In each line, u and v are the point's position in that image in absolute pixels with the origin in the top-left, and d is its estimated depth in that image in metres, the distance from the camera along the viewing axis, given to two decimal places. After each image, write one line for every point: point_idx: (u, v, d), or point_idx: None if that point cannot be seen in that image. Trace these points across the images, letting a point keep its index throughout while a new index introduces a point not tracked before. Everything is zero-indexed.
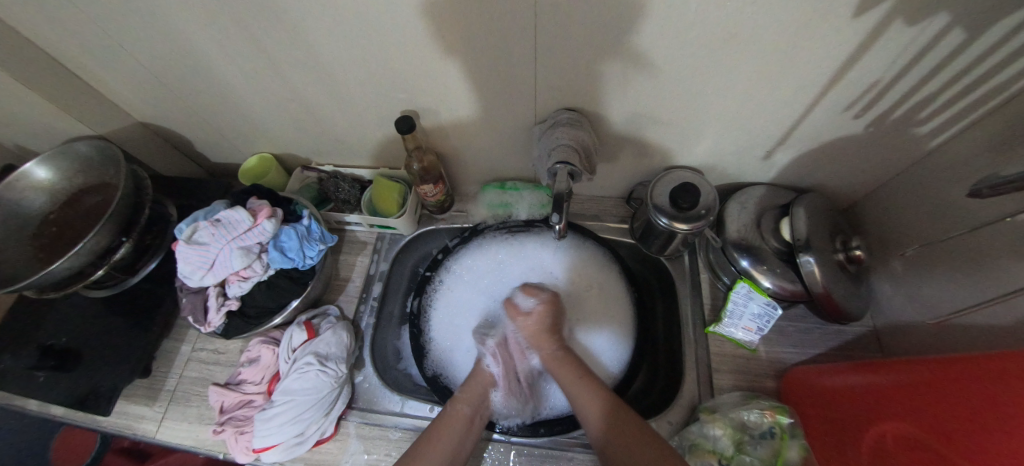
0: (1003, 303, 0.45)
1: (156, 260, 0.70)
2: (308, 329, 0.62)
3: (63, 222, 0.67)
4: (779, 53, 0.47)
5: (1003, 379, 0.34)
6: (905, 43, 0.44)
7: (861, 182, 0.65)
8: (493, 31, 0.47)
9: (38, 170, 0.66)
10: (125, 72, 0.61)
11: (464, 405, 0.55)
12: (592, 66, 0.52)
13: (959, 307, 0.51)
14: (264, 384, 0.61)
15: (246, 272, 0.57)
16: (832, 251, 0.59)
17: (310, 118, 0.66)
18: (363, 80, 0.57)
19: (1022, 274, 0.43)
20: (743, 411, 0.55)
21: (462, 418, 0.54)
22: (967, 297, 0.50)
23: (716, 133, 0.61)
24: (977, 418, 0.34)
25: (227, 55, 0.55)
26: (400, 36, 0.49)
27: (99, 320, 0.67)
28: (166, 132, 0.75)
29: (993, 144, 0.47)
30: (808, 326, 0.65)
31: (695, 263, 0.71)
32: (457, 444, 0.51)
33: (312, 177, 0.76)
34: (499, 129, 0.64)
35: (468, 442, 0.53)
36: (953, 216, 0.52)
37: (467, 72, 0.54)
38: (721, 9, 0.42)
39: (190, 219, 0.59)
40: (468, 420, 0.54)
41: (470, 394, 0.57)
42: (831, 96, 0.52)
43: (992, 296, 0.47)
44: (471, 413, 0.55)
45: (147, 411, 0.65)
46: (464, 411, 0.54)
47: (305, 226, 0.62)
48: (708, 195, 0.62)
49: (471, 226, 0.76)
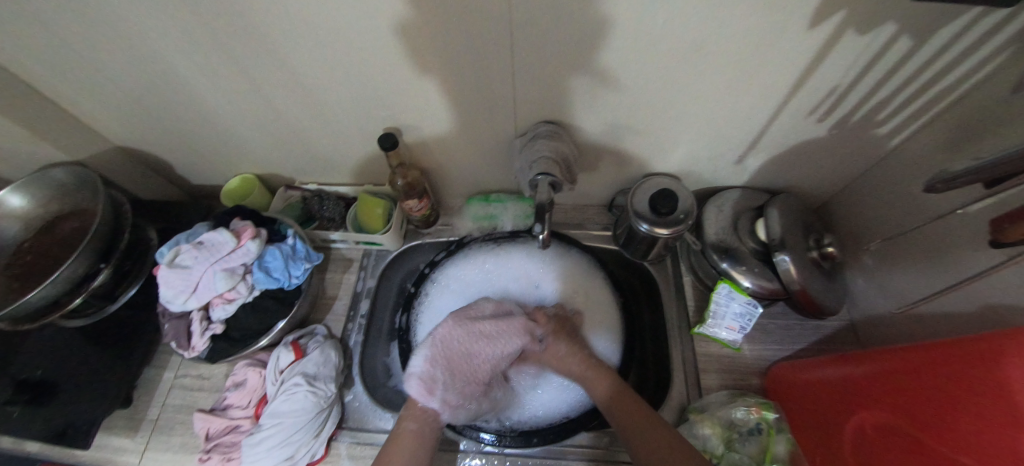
0: (965, 291, 0.48)
1: (135, 286, 0.68)
2: (296, 350, 0.61)
3: (38, 251, 0.66)
4: (743, 63, 0.50)
5: (960, 357, 0.37)
6: (858, 50, 0.47)
7: (829, 182, 0.68)
8: (471, 49, 0.49)
9: (12, 197, 0.65)
10: (103, 97, 0.61)
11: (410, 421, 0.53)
12: (568, 80, 0.53)
13: (926, 297, 0.54)
14: (251, 407, 0.60)
15: (229, 294, 0.56)
16: (806, 250, 0.62)
17: (293, 137, 0.67)
18: (345, 99, 0.58)
19: (980, 263, 0.46)
20: (731, 410, 0.57)
21: (409, 435, 0.52)
22: (933, 287, 0.53)
23: (691, 140, 0.63)
24: (948, 401, 0.36)
25: (208, 78, 0.56)
26: (381, 56, 0.50)
27: (77, 350, 0.65)
28: (146, 156, 0.75)
29: (945, 142, 0.51)
30: (788, 323, 0.67)
31: (677, 267, 0.73)
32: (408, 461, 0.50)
33: (296, 196, 0.76)
34: (481, 143, 0.65)
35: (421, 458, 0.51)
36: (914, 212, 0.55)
37: (448, 89, 0.55)
38: (686, 24, 0.45)
39: (171, 243, 0.58)
40: (416, 435, 0.52)
41: (416, 411, 0.54)
42: (795, 102, 0.55)
43: (955, 285, 0.49)
44: (417, 429, 0.53)
45: (129, 443, 0.63)
46: (410, 429, 0.53)
47: (290, 246, 0.61)
48: (686, 200, 0.64)
49: (457, 239, 0.77)
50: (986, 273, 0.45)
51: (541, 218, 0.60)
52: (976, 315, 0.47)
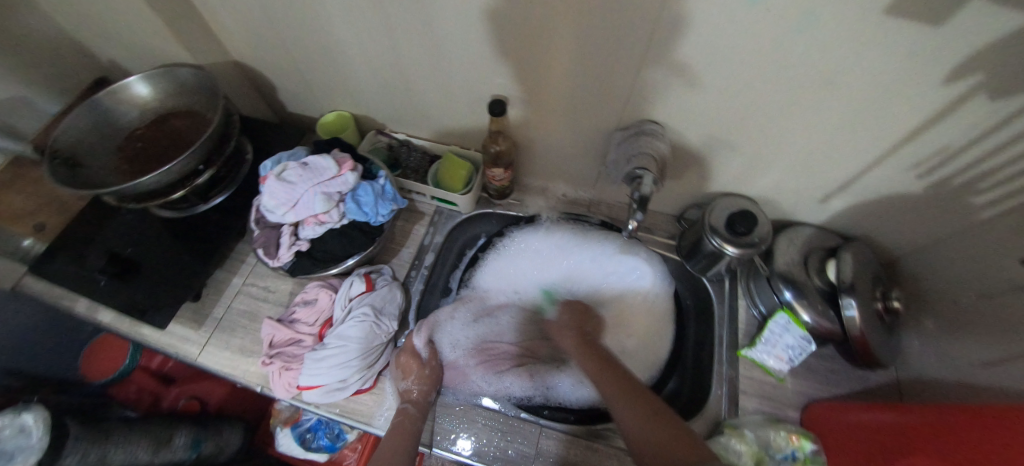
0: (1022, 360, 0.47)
1: (225, 194, 0.73)
2: (367, 282, 0.64)
3: (147, 139, 0.70)
4: (861, 103, 0.51)
5: (1011, 419, 0.40)
6: (982, 115, 0.48)
7: (904, 239, 0.68)
8: (608, 37, 0.52)
9: (138, 86, 0.70)
10: (240, 13, 0.64)
11: (423, 383, 0.61)
12: (687, 83, 0.55)
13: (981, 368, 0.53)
14: (316, 327, 0.63)
15: (323, 217, 0.60)
16: (874, 300, 0.63)
17: (402, 87, 0.70)
18: (468, 59, 0.61)
19: None
20: (769, 432, 0.58)
21: (414, 406, 0.58)
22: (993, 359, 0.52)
23: (782, 170, 0.65)
24: (1001, 446, 0.37)
25: (349, 16, 0.59)
26: (523, 26, 0.53)
27: (161, 239, 0.70)
28: (256, 75, 0.79)
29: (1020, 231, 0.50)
30: (835, 367, 0.68)
31: (734, 290, 0.74)
32: (405, 424, 0.56)
33: (383, 142, 0.80)
34: (580, 131, 0.67)
35: (417, 427, 0.57)
36: (993, 287, 0.53)
37: (571, 68, 0.58)
38: (823, 56, 0.47)
39: (275, 160, 0.62)
40: (421, 407, 0.58)
41: (414, 373, 0.62)
42: (900, 154, 0.56)
43: (1013, 352, 0.49)
44: (408, 405, 0.58)
45: (192, 334, 0.68)
46: (416, 400, 0.59)
47: (380, 185, 0.64)
48: (764, 227, 0.65)
49: (526, 216, 0.79)
50: None
51: (639, 209, 0.62)
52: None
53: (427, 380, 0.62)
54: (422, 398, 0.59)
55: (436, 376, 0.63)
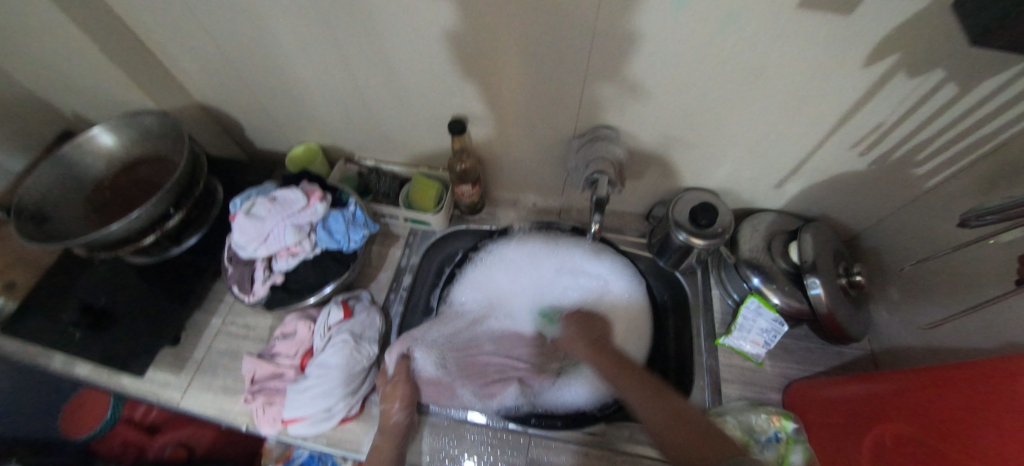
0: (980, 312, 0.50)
1: (198, 235, 0.73)
2: (344, 309, 0.65)
3: (115, 188, 0.71)
4: (794, 91, 0.55)
5: (966, 376, 0.41)
6: (906, 91, 0.51)
7: (858, 215, 0.71)
8: (552, 49, 0.54)
9: (103, 137, 0.70)
10: (201, 57, 0.66)
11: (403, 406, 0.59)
12: (632, 87, 0.58)
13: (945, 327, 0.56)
14: (297, 358, 0.63)
15: (295, 248, 0.61)
16: (836, 276, 0.65)
17: (365, 115, 0.72)
18: (425, 83, 0.63)
19: (994, 288, 0.49)
20: (751, 415, 0.59)
21: (390, 431, 0.57)
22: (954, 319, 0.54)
23: (735, 161, 0.68)
24: (971, 408, 0.38)
25: (306, 51, 0.61)
26: (471, 46, 0.56)
27: (135, 286, 0.69)
28: (222, 116, 0.80)
29: None
30: (810, 346, 0.70)
31: (707, 281, 0.76)
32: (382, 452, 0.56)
33: (352, 170, 0.81)
34: (541, 142, 0.70)
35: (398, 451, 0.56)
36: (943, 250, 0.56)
37: (522, 82, 0.60)
38: (751, 51, 0.50)
39: (245, 196, 0.63)
40: (396, 431, 0.57)
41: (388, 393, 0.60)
42: (840, 135, 0.60)
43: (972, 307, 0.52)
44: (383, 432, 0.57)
45: (173, 379, 0.67)
46: (392, 424, 0.57)
47: (351, 212, 0.65)
48: (725, 216, 0.67)
49: (500, 228, 0.81)
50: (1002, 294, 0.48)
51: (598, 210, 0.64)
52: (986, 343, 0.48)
53: (403, 398, 0.59)
54: (396, 422, 0.58)
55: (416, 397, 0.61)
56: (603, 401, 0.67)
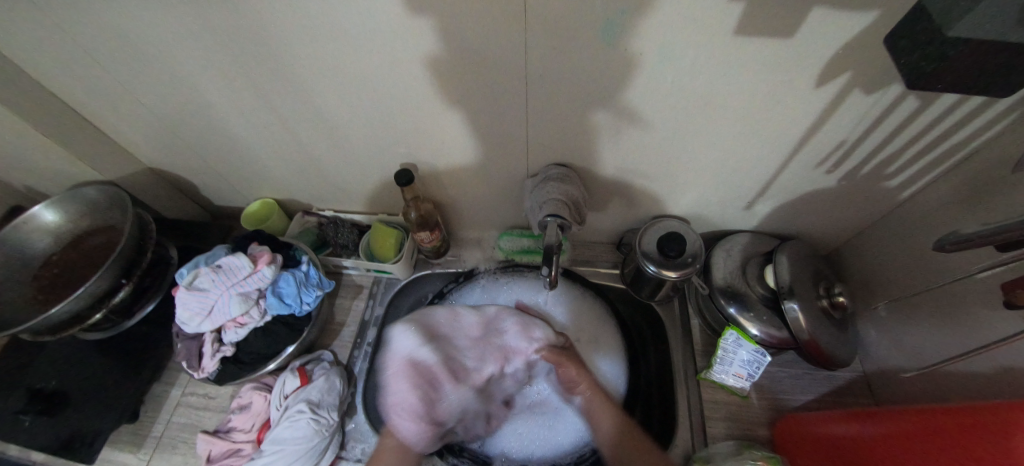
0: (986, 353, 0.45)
1: (153, 302, 0.71)
2: (301, 375, 0.62)
3: (64, 263, 0.69)
4: (748, 116, 0.52)
5: (965, 429, 0.38)
6: (864, 109, 0.48)
7: (835, 229, 0.68)
8: (489, 92, 0.52)
9: (46, 213, 0.69)
10: (142, 123, 0.65)
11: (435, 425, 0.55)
12: (580, 124, 0.56)
13: (940, 355, 0.52)
14: (254, 431, 0.60)
15: (243, 318, 0.58)
16: (816, 298, 0.61)
17: (315, 168, 0.70)
18: (368, 133, 0.61)
19: (998, 326, 0.44)
20: (735, 461, 0.54)
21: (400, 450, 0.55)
22: (950, 348, 0.50)
23: (699, 186, 0.65)
24: None
25: (243, 111, 0.59)
26: (406, 95, 0.54)
27: (88, 363, 0.67)
28: (175, 177, 0.79)
29: None
30: (799, 373, 0.66)
31: (684, 309, 0.73)
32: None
33: (312, 221, 0.79)
34: (496, 181, 0.67)
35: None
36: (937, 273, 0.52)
37: (465, 126, 0.58)
38: (694, 81, 0.48)
39: (191, 265, 0.61)
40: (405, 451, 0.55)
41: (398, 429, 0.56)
42: (803, 155, 0.56)
43: (976, 343, 0.47)
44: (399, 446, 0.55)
45: (131, 459, 0.64)
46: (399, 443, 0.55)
47: (303, 272, 0.63)
48: (694, 243, 0.64)
49: (466, 270, 0.78)
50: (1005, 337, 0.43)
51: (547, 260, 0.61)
52: (994, 377, 0.45)
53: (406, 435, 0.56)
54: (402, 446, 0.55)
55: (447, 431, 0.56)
56: (580, 451, 0.63)
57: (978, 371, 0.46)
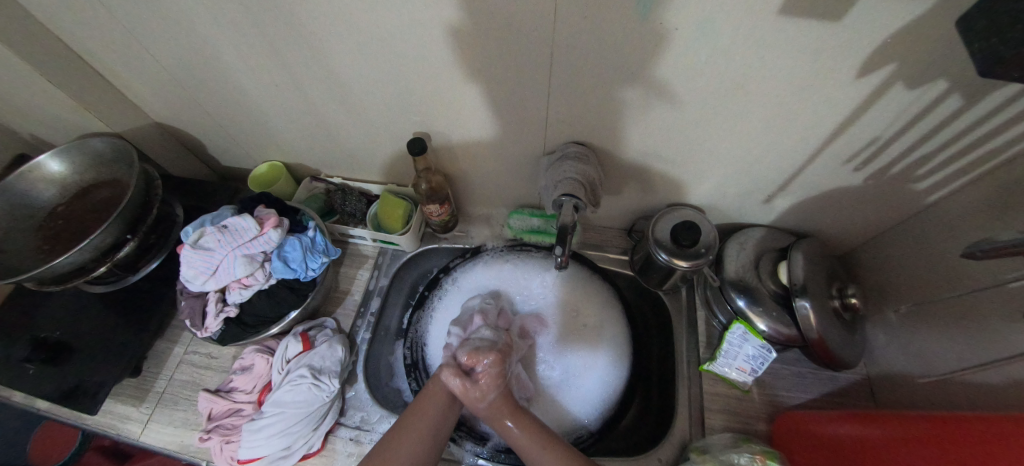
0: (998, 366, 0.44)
1: (158, 259, 0.71)
2: (303, 341, 0.62)
3: (69, 215, 0.68)
4: (780, 105, 0.49)
5: (974, 438, 0.37)
6: (903, 104, 0.46)
7: (854, 229, 0.67)
8: (511, 63, 0.50)
9: (51, 163, 0.67)
10: (149, 75, 0.63)
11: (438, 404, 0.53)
12: (604, 103, 0.53)
13: (950, 362, 0.51)
14: (255, 393, 0.61)
15: (247, 280, 0.58)
16: (828, 298, 0.60)
17: (325, 132, 0.68)
18: (382, 99, 0.59)
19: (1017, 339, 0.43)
20: (732, 454, 0.53)
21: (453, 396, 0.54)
22: (961, 355, 0.50)
23: (719, 175, 0.63)
24: None
25: (253, 68, 0.57)
26: (424, 62, 0.51)
27: (93, 315, 0.67)
28: (182, 134, 0.77)
29: None
30: (802, 371, 0.65)
31: (692, 300, 0.72)
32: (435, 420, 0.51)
33: (320, 188, 0.78)
34: (510, 158, 0.66)
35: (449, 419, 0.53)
36: (959, 281, 0.51)
37: (483, 98, 0.55)
38: (728, 62, 0.45)
39: (197, 224, 0.60)
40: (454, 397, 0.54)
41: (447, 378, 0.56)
42: (832, 150, 0.54)
43: (989, 353, 0.46)
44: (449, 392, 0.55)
45: (133, 412, 0.65)
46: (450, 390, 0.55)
47: (310, 238, 0.62)
48: (709, 234, 0.63)
49: (473, 247, 0.78)
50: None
51: (560, 240, 0.60)
52: (1005, 390, 0.43)
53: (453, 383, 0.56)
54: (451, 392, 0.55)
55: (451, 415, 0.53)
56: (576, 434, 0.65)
57: (988, 381, 0.45)
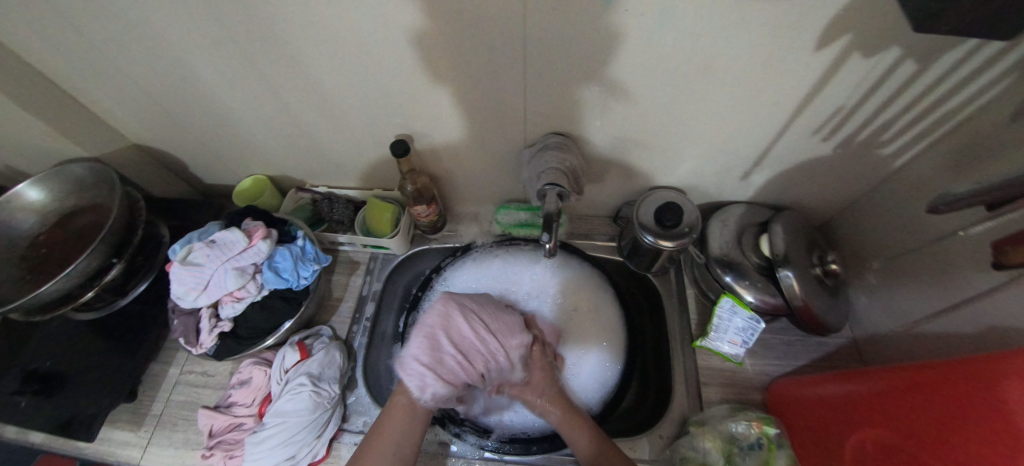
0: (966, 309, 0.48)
1: (146, 281, 0.70)
2: (301, 350, 0.62)
3: (52, 243, 0.67)
4: (747, 82, 0.51)
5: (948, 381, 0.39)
6: (862, 73, 0.48)
7: (830, 199, 0.69)
8: (486, 60, 0.51)
9: (30, 192, 0.67)
10: (125, 97, 0.63)
11: (400, 413, 0.53)
12: (580, 92, 0.55)
13: (926, 313, 0.54)
14: (255, 406, 0.61)
15: (240, 292, 0.58)
16: (810, 266, 0.62)
17: (307, 142, 0.68)
18: (361, 105, 0.59)
19: (981, 282, 0.46)
20: (730, 423, 0.57)
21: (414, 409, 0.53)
22: (934, 305, 0.53)
23: (696, 156, 0.65)
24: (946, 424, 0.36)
25: (230, 83, 0.57)
26: (401, 64, 0.52)
27: (83, 343, 0.66)
28: (162, 155, 0.76)
29: None
30: (791, 339, 0.67)
31: (680, 280, 0.74)
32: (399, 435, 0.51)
33: (306, 198, 0.77)
34: (493, 154, 0.67)
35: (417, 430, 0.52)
36: (929, 237, 0.53)
37: (461, 97, 0.56)
38: (695, 44, 0.47)
39: (184, 240, 0.59)
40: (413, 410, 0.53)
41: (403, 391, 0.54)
42: (800, 123, 0.56)
43: (958, 299, 0.49)
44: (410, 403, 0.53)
45: (132, 437, 0.64)
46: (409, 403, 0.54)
47: (299, 247, 0.62)
48: (691, 214, 0.65)
49: (463, 245, 0.78)
50: (987, 291, 0.45)
51: (546, 228, 0.61)
52: (979, 337, 0.46)
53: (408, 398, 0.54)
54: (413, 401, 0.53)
55: (420, 424, 0.53)
56: None
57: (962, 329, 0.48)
